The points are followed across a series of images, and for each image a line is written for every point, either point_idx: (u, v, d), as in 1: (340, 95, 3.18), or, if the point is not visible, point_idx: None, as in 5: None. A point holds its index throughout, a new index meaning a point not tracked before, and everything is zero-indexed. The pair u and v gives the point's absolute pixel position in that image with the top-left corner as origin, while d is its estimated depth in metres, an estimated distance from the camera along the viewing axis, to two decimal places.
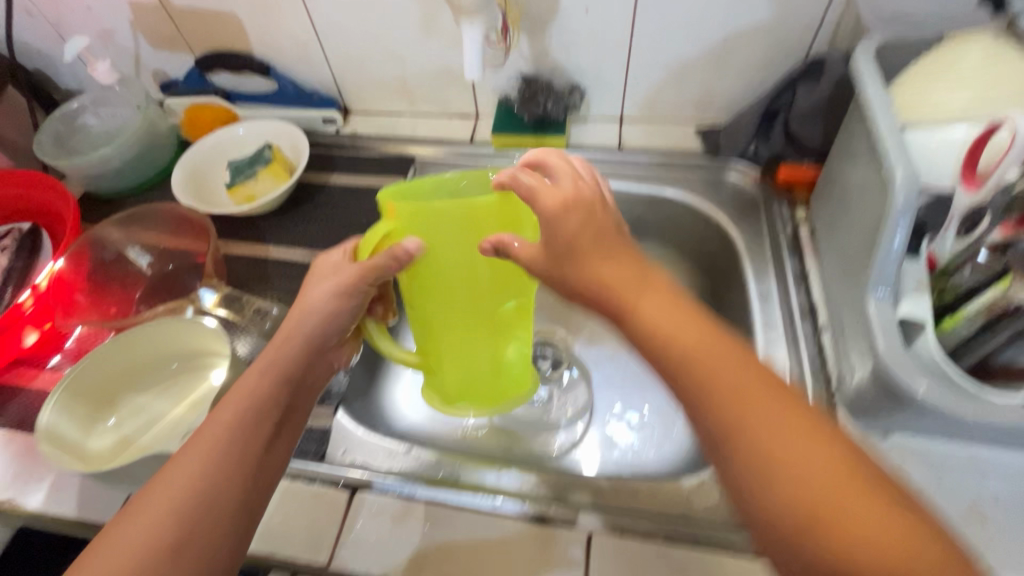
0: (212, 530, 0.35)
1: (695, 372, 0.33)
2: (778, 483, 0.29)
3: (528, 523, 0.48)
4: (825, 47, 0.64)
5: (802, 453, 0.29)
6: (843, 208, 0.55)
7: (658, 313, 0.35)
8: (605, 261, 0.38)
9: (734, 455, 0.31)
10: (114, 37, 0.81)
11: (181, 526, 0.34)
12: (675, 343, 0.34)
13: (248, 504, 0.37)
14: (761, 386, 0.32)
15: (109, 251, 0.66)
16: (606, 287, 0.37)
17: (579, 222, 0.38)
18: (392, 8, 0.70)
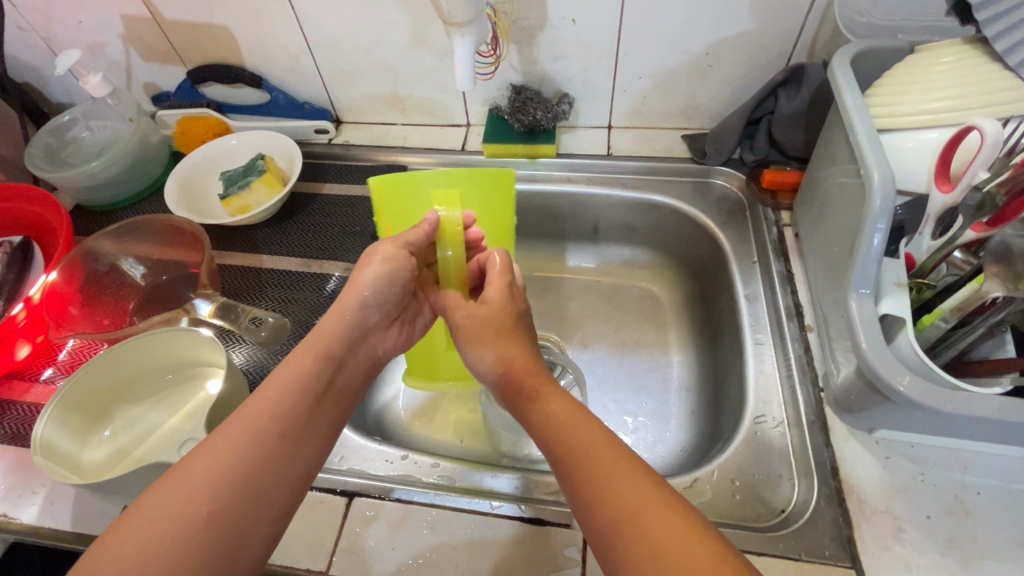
0: (253, 497, 0.36)
1: (579, 454, 0.37)
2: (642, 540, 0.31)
3: (524, 524, 0.48)
4: (805, 56, 0.66)
5: (663, 523, 0.31)
6: (826, 211, 0.57)
7: (554, 411, 0.40)
8: (503, 350, 0.46)
9: (601, 520, 0.34)
10: (105, 49, 0.82)
11: (219, 497, 0.35)
12: (566, 431, 0.38)
13: (293, 479, 0.39)
14: (638, 470, 0.35)
15: (102, 263, 0.66)
16: (520, 374, 0.44)
17: (498, 318, 0.48)
18: (383, 21, 0.71)
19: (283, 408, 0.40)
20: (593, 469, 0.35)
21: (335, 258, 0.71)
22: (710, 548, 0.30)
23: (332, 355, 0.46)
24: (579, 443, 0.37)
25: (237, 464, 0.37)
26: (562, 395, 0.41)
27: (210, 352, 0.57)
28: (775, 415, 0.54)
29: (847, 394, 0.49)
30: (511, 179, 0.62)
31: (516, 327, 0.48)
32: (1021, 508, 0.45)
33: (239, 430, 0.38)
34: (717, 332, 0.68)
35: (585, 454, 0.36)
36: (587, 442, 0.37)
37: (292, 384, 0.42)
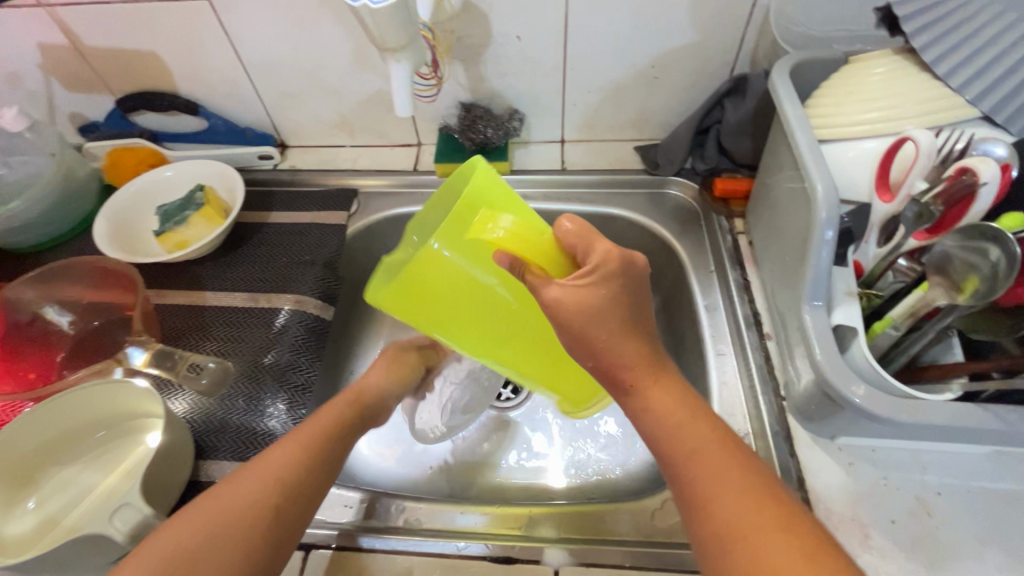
0: (210, 556, 0.35)
1: (687, 458, 0.34)
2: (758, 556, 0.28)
3: (494, 564, 0.46)
4: (747, 64, 0.67)
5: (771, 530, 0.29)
6: (778, 219, 0.58)
7: (667, 405, 0.36)
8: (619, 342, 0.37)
9: (705, 534, 0.31)
10: (22, 80, 0.76)
11: (195, 537, 0.35)
12: (685, 422, 0.35)
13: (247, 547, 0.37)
14: (752, 481, 0.32)
15: (23, 312, 0.61)
16: (612, 368, 0.38)
17: (604, 314, 0.37)
18: (321, 41, 0.69)
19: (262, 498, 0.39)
20: (714, 477, 0.32)
21: (283, 291, 0.68)
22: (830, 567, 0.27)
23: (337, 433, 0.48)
24: (700, 445, 0.34)
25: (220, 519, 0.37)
26: (669, 385, 0.37)
27: (146, 403, 0.53)
28: (739, 426, 0.54)
29: (807, 403, 0.49)
30: (484, 176, 0.43)
31: (632, 304, 0.38)
32: (980, 505, 0.46)
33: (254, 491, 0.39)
34: (680, 342, 0.67)
35: (692, 460, 0.33)
36: (707, 441, 0.34)
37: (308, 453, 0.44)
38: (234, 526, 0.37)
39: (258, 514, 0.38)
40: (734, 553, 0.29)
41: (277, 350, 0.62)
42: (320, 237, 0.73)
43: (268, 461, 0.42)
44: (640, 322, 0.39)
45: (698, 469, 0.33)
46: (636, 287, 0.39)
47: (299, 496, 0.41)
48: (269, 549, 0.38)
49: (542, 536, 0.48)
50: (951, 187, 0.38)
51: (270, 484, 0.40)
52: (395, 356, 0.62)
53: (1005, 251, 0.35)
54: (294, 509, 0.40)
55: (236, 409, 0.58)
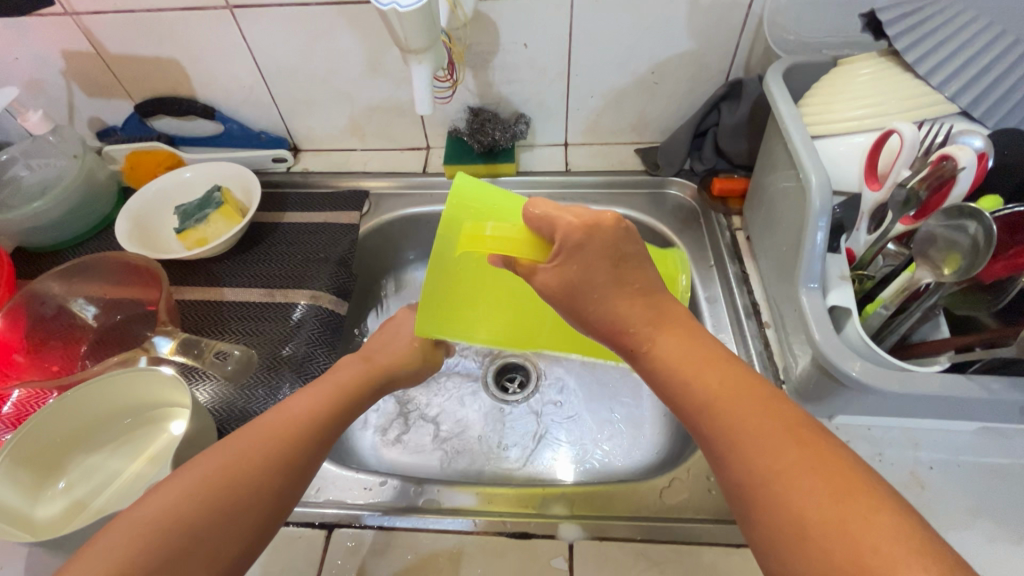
0: (202, 525, 0.35)
1: (708, 407, 0.33)
2: (799, 494, 0.28)
3: (509, 539, 0.48)
4: (742, 71, 0.71)
5: (805, 472, 0.28)
6: (773, 214, 0.61)
7: (679, 351, 0.35)
8: (618, 295, 0.37)
9: (735, 483, 0.31)
10: (45, 86, 0.79)
11: (185, 503, 0.35)
12: (709, 367, 0.34)
13: (241, 517, 0.36)
14: (781, 419, 0.31)
15: (49, 305, 0.63)
16: (621, 322, 0.37)
17: (598, 267, 0.36)
18: (336, 49, 0.72)
19: (254, 467, 0.38)
20: (748, 419, 0.31)
21: (298, 287, 0.70)
22: (868, 503, 0.27)
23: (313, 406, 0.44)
24: (730, 390, 0.33)
25: (212, 486, 0.36)
26: (682, 332, 0.36)
27: (175, 391, 0.55)
28: None
29: (804, 384, 0.52)
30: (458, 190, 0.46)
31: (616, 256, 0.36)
32: (970, 479, 0.48)
33: (243, 461, 0.38)
34: None
35: (714, 406, 0.32)
36: (735, 387, 0.33)
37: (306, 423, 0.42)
38: (225, 495, 0.36)
39: (248, 483, 0.38)
40: (771, 500, 0.29)
41: (294, 343, 0.65)
42: (335, 236, 0.75)
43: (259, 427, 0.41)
44: (637, 274, 0.37)
45: (729, 411, 0.32)
46: (630, 236, 0.37)
47: (290, 469, 0.40)
48: (261, 520, 0.38)
49: (556, 514, 0.50)
50: (933, 172, 0.41)
51: (266, 450, 0.39)
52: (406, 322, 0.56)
53: (982, 225, 0.38)
54: (285, 484, 0.39)
55: (254, 398, 0.59)
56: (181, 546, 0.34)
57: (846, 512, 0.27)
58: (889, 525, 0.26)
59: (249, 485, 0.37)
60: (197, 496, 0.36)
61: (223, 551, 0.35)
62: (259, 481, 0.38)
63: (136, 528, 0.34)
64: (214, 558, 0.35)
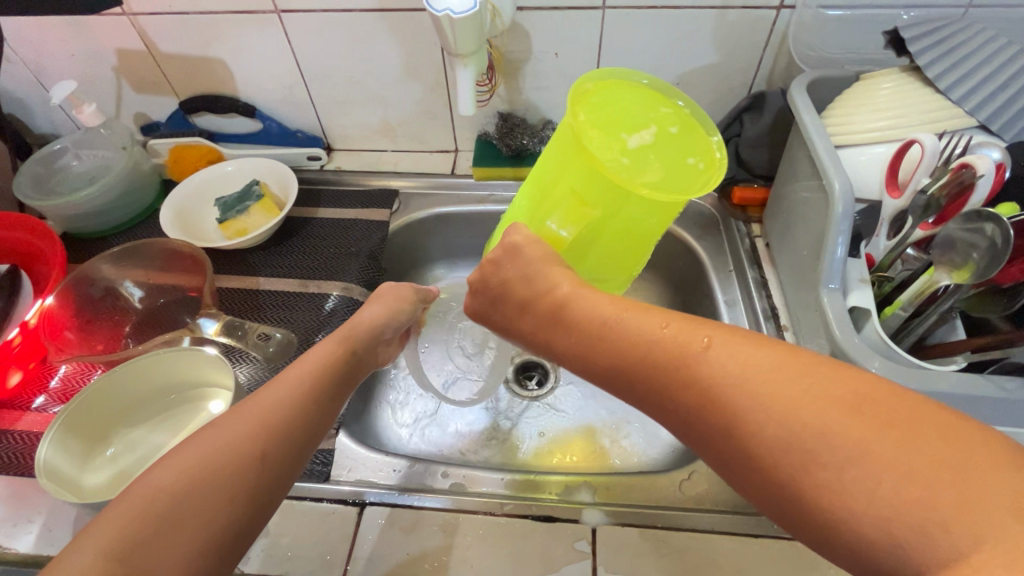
0: (201, 501, 0.34)
1: (621, 371, 0.34)
2: (714, 424, 0.29)
3: (535, 522, 0.50)
4: (765, 84, 0.73)
5: (720, 386, 0.29)
6: (792, 221, 0.63)
7: (575, 334, 0.38)
8: (525, 304, 0.43)
9: (680, 427, 0.31)
10: (96, 81, 0.83)
11: (185, 477, 0.34)
12: (600, 348, 0.36)
13: (238, 493, 0.35)
14: (676, 350, 0.32)
15: (97, 287, 0.66)
16: (541, 332, 0.41)
17: (492, 289, 0.46)
18: (376, 53, 0.75)
19: (248, 442, 0.37)
20: (653, 367, 0.32)
21: (331, 279, 0.73)
22: (786, 388, 0.27)
23: (337, 388, 0.45)
24: (628, 352, 0.34)
25: (209, 461, 0.35)
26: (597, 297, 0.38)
27: (216, 372, 0.57)
28: None
29: None
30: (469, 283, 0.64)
31: (497, 296, 0.46)
32: None
33: (228, 436, 0.36)
34: None
35: (627, 368, 0.34)
36: (627, 343, 0.34)
37: (292, 397, 0.40)
38: (223, 470, 0.35)
39: (245, 460, 0.36)
40: (710, 429, 0.29)
41: (326, 331, 0.67)
42: (367, 231, 0.78)
43: (261, 401, 0.39)
44: (523, 295, 0.43)
45: (631, 383, 0.34)
46: (489, 283, 0.46)
47: (283, 435, 0.38)
48: (255, 492, 0.36)
49: (579, 500, 0.52)
50: (953, 179, 0.44)
51: (262, 424, 0.38)
52: (392, 292, 0.55)
53: (999, 228, 0.39)
54: (282, 451, 0.38)
55: None
56: (179, 520, 0.33)
57: (754, 423, 0.27)
58: (820, 407, 0.26)
59: (236, 455, 0.36)
60: (197, 471, 0.34)
61: (222, 520, 0.34)
62: (253, 452, 0.36)
63: (142, 500, 0.33)
64: (213, 531, 0.33)
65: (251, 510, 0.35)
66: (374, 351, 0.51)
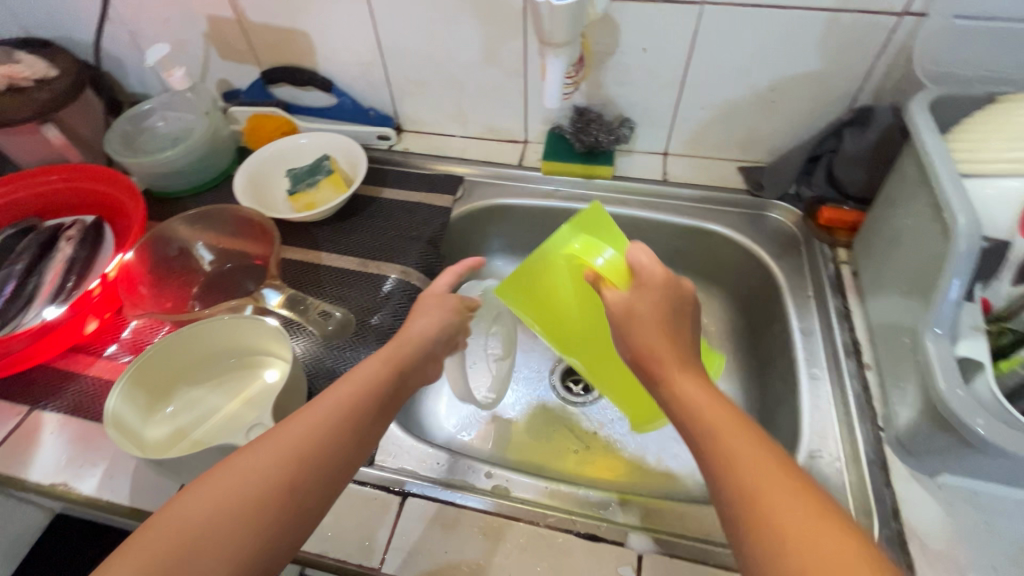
0: (223, 534, 0.33)
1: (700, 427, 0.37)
2: (761, 511, 0.32)
3: (579, 539, 0.48)
4: (872, 98, 0.67)
5: (780, 489, 0.32)
6: (890, 251, 0.58)
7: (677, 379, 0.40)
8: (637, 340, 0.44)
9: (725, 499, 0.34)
10: (187, 46, 0.85)
11: (211, 507, 0.33)
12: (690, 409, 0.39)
13: (260, 525, 0.34)
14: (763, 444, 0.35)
15: (172, 247, 0.68)
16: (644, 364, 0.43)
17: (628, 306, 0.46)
18: (457, 36, 0.74)
19: (274, 472, 0.35)
20: (727, 460, 0.35)
21: (390, 261, 0.73)
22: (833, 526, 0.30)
23: (393, 396, 0.44)
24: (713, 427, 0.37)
25: (237, 491, 0.34)
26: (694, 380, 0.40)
27: (274, 342, 0.58)
28: (831, 451, 0.54)
29: (911, 436, 0.49)
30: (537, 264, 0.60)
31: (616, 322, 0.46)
32: None
33: (261, 467, 0.35)
34: (768, 364, 0.68)
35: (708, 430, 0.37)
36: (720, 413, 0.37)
37: (323, 424, 0.38)
38: (245, 501, 0.34)
39: (269, 491, 0.35)
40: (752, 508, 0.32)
41: (382, 313, 0.67)
42: (430, 216, 0.78)
43: (292, 424, 0.38)
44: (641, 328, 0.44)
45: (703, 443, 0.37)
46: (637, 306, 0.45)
47: (313, 463, 0.37)
48: (284, 527, 0.35)
49: (624, 522, 0.50)
50: None
51: (289, 451, 0.37)
52: (440, 303, 0.53)
53: None
54: (311, 479, 0.36)
55: (343, 359, 0.62)
56: (200, 551, 0.32)
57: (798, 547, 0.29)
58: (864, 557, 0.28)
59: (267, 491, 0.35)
60: (223, 500, 0.34)
61: (241, 553, 0.33)
62: (277, 481, 0.35)
63: (168, 529, 0.32)
64: (235, 562, 0.33)
65: (272, 547, 0.34)
66: (421, 373, 0.48)
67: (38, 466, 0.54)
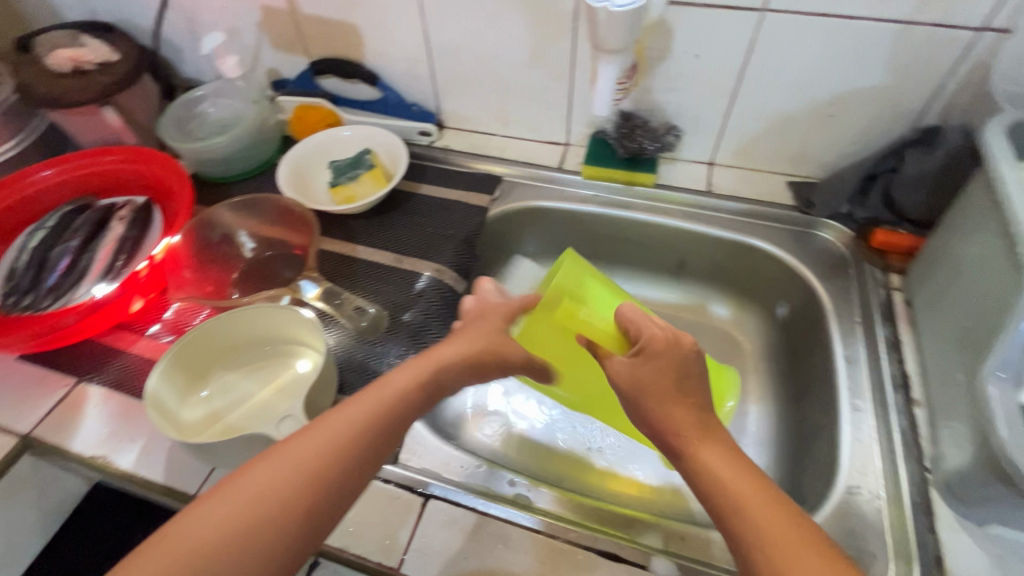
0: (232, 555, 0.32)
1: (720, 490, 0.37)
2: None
3: (601, 559, 0.47)
4: (938, 117, 0.63)
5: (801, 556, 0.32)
6: (951, 282, 0.54)
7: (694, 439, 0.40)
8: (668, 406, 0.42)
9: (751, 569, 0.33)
10: (240, 35, 0.87)
11: (224, 524, 0.33)
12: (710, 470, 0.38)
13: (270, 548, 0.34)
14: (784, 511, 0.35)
15: (216, 232, 0.70)
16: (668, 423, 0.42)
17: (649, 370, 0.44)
18: (505, 35, 0.73)
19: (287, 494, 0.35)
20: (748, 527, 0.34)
21: (425, 259, 0.73)
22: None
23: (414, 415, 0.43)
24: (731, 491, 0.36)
25: (250, 511, 0.34)
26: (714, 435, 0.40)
27: (308, 333, 0.59)
28: (871, 488, 0.52)
29: (962, 481, 0.47)
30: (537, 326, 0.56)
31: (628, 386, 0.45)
32: None
33: (271, 480, 0.35)
34: (807, 390, 0.66)
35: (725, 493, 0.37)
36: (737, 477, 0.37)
37: (337, 444, 0.38)
38: (257, 523, 0.34)
39: (281, 514, 0.34)
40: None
41: (414, 311, 0.67)
42: (466, 215, 0.78)
43: (306, 441, 0.37)
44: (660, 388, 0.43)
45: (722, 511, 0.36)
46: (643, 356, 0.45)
47: (327, 486, 0.36)
48: (290, 550, 0.34)
49: (647, 544, 0.49)
50: None
51: (305, 472, 0.36)
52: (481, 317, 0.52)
53: None
54: (323, 503, 0.36)
55: (373, 354, 0.63)
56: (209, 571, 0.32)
57: None
58: None
59: (275, 507, 0.34)
60: (235, 520, 0.33)
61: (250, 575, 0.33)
62: (290, 504, 0.35)
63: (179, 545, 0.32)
64: None
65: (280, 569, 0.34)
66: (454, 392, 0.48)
67: (81, 437, 0.57)
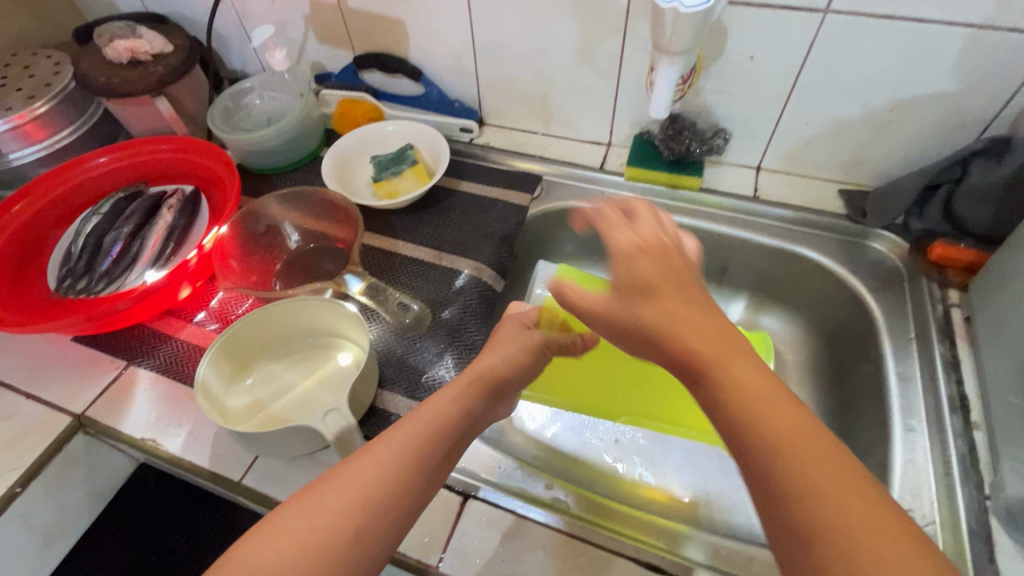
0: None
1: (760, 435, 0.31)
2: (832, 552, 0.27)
3: (642, 569, 0.46)
4: (1007, 127, 0.60)
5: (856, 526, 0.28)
6: (1015, 301, 0.52)
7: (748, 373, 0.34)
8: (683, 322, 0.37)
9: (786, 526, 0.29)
10: (287, 28, 0.88)
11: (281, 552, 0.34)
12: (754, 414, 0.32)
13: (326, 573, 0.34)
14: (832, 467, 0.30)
15: (261, 223, 0.71)
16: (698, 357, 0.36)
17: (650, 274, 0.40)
18: (553, 33, 0.72)
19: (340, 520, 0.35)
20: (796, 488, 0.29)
21: (464, 257, 0.72)
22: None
23: (461, 435, 0.43)
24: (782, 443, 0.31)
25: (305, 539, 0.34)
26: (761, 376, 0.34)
27: (350, 327, 0.59)
28: (924, 512, 0.50)
29: None
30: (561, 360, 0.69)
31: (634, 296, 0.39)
32: None
33: (323, 510, 0.35)
34: (854, 406, 0.64)
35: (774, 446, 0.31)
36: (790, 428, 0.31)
37: (386, 468, 0.38)
38: (313, 549, 0.34)
39: (335, 541, 0.35)
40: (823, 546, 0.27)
41: (453, 308, 0.67)
42: (506, 214, 0.77)
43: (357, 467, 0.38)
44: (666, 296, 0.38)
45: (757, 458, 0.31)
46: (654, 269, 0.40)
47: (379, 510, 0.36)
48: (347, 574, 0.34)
49: (689, 557, 0.48)
50: None
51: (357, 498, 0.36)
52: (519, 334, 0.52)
53: None
54: (376, 527, 0.36)
55: (413, 350, 0.63)
56: None
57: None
58: None
59: (334, 537, 0.35)
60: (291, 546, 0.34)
61: None
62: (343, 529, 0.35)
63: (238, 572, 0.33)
64: None
65: None
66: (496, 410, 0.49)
67: (131, 420, 0.58)
